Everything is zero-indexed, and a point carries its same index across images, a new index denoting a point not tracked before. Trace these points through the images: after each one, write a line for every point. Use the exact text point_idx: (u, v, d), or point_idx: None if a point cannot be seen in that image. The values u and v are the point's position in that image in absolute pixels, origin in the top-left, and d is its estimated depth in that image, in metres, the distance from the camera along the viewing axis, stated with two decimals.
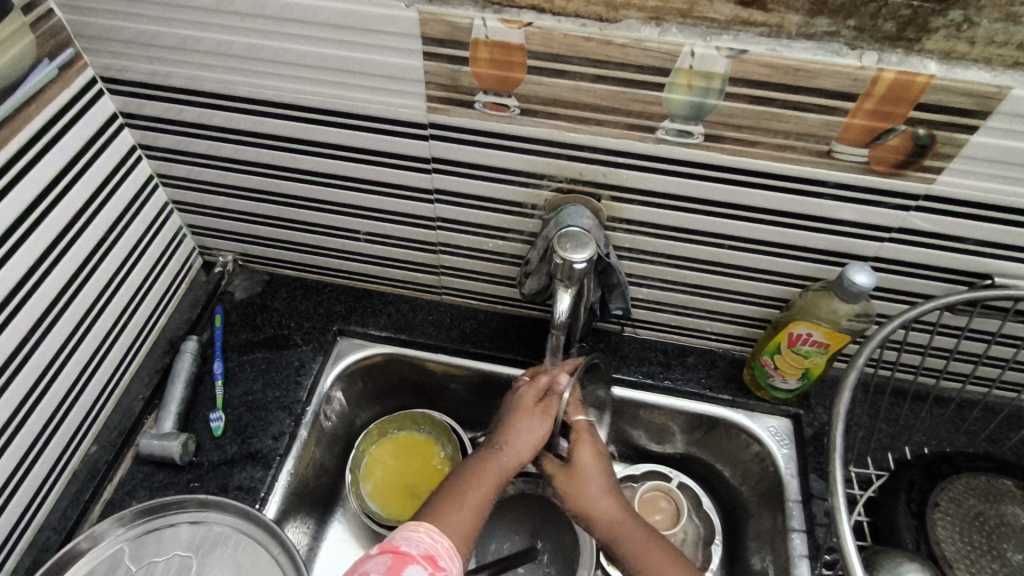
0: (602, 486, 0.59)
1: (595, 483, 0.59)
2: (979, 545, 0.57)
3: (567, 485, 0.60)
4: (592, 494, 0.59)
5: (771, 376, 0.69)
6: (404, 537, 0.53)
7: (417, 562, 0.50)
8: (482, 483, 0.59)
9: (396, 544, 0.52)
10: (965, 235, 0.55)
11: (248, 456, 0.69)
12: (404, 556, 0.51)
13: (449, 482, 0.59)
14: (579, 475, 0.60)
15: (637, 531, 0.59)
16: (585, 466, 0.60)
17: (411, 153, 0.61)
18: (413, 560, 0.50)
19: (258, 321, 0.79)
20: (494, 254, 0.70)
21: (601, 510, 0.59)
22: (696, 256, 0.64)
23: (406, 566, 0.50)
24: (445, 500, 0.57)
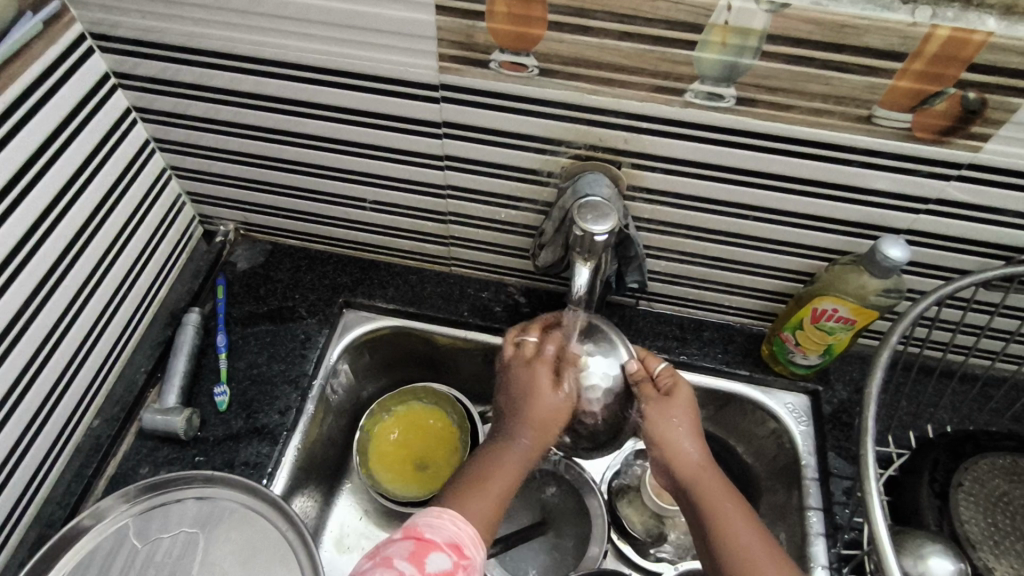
0: (688, 427, 0.58)
1: (684, 426, 0.58)
2: (1004, 526, 0.55)
3: (659, 409, 0.58)
4: (678, 434, 0.57)
5: (791, 352, 0.67)
6: (427, 521, 0.51)
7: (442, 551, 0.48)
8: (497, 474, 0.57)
9: (421, 528, 0.50)
10: (1007, 207, 0.52)
11: (253, 430, 0.67)
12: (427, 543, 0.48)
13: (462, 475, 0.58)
14: (674, 406, 0.58)
15: (719, 491, 0.55)
16: (679, 404, 0.58)
17: (421, 117, 0.58)
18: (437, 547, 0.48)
19: (262, 292, 0.76)
20: (507, 224, 0.68)
21: (683, 459, 0.57)
22: (719, 228, 0.61)
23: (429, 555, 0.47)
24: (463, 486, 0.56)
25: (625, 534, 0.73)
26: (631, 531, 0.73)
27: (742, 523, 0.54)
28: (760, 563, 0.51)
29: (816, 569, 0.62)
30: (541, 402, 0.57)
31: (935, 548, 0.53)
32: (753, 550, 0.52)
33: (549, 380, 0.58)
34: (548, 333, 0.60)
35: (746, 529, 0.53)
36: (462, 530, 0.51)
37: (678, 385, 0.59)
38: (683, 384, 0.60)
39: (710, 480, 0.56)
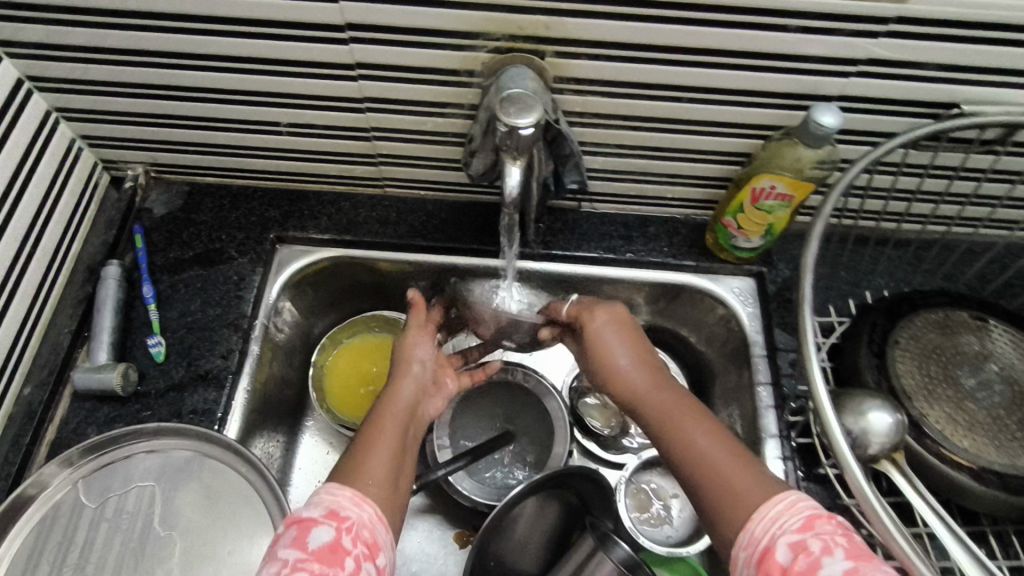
0: (624, 350, 0.59)
1: (624, 351, 0.59)
2: (936, 376, 0.58)
3: (593, 329, 0.60)
4: (612, 354, 0.59)
5: (733, 237, 0.67)
6: (310, 502, 0.45)
7: (333, 525, 0.42)
8: (387, 440, 0.52)
9: (298, 513, 0.44)
10: (934, 61, 0.52)
11: (197, 377, 0.64)
12: (305, 522, 0.42)
13: (351, 452, 0.51)
14: (600, 326, 0.60)
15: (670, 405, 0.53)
16: (604, 333, 0.60)
17: (323, 20, 0.53)
18: (318, 522, 0.42)
19: (186, 236, 0.72)
20: (434, 134, 0.64)
21: (626, 377, 0.57)
22: (653, 115, 0.59)
23: (311, 532, 0.41)
24: (358, 458, 0.50)
25: (588, 432, 0.78)
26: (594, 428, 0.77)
27: (711, 442, 0.49)
28: (733, 481, 0.46)
29: (768, 439, 0.65)
30: (404, 378, 0.59)
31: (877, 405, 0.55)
32: (715, 455, 0.48)
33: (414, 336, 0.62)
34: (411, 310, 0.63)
35: (699, 440, 0.49)
36: (343, 497, 0.45)
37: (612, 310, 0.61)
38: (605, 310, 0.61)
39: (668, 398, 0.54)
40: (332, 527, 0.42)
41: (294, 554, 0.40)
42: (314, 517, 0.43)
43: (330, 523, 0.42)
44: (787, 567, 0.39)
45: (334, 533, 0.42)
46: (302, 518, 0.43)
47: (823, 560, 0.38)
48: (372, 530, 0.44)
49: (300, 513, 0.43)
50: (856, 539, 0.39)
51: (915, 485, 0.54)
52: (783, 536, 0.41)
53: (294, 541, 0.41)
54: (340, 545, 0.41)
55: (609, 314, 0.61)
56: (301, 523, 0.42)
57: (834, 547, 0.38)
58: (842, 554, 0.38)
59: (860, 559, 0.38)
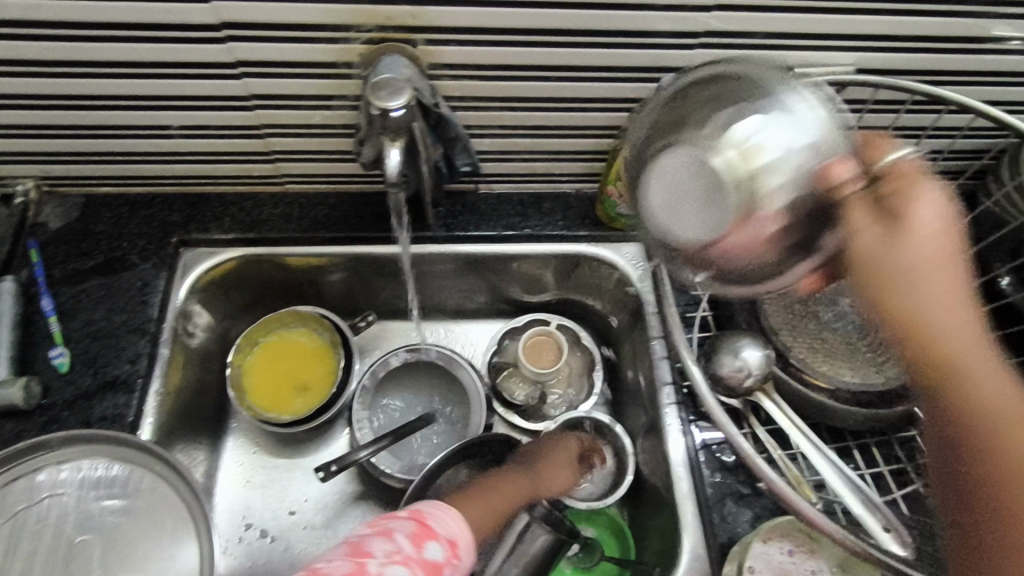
0: (871, 317, 0.51)
1: (860, 319, 0.50)
2: (800, 313, 0.65)
3: (838, 291, 0.50)
4: None
5: (617, 205, 0.72)
6: (434, 512, 0.55)
7: (439, 540, 0.52)
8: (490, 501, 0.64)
9: (425, 514, 0.54)
10: (762, 30, 0.58)
11: (105, 384, 0.64)
12: (429, 527, 0.53)
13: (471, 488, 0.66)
14: (844, 286, 0.51)
15: (954, 373, 0.47)
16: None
17: (196, 20, 0.54)
18: (437, 535, 0.52)
19: (84, 247, 0.71)
20: (325, 127, 0.66)
21: (902, 341, 0.50)
22: (527, 95, 0.63)
23: (429, 541, 0.51)
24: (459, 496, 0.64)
25: (509, 404, 0.82)
26: (512, 401, 0.82)
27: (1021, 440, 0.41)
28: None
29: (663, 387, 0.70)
30: (499, 496, 0.65)
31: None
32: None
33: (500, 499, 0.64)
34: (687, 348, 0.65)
35: (935, 408, 0.49)
36: (458, 526, 0.55)
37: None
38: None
39: (923, 361, 0.49)
40: (441, 545, 0.52)
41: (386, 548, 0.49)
42: (433, 531, 0.53)
43: (413, 522, 0.53)
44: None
45: (444, 556, 0.52)
46: (425, 526, 0.53)
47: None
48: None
49: (426, 518, 0.54)
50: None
51: (784, 413, 0.61)
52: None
53: (411, 534, 0.51)
54: (444, 568, 0.51)
55: (835, 277, 0.52)
56: (424, 526, 0.52)
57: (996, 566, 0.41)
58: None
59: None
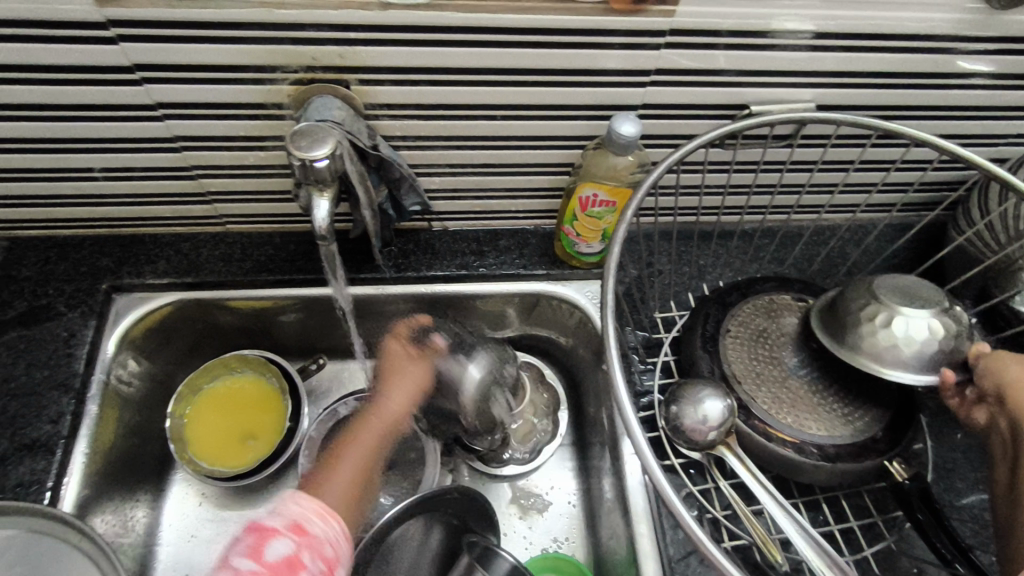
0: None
1: None
2: (764, 359, 0.61)
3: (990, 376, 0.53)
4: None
5: (576, 244, 0.69)
6: (280, 508, 0.52)
7: (284, 537, 0.49)
8: (356, 452, 0.67)
9: (262, 522, 0.50)
10: (715, 67, 0.55)
11: (23, 447, 0.60)
12: (267, 531, 0.49)
13: (331, 454, 0.68)
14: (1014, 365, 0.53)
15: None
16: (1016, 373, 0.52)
17: (105, 62, 0.50)
18: (278, 533, 0.49)
19: (6, 295, 0.67)
20: (260, 168, 0.62)
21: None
22: (473, 133, 0.59)
23: (267, 543, 0.48)
24: (331, 466, 0.66)
25: (471, 448, 0.79)
26: (475, 444, 0.78)
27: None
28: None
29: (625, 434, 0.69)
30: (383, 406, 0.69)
31: (883, 302, 0.54)
32: None
33: (415, 369, 0.69)
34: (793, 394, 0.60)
35: None
36: (305, 510, 0.52)
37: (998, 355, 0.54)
38: (1003, 353, 0.54)
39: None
40: (288, 540, 0.49)
41: (251, 565, 0.47)
42: (278, 529, 0.49)
43: (290, 535, 0.49)
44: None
45: (294, 547, 0.49)
46: (262, 526, 0.50)
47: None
48: (332, 550, 0.51)
49: (263, 522, 0.50)
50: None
51: (748, 466, 0.56)
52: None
53: (249, 551, 0.48)
54: (299, 560, 0.48)
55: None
56: (262, 531, 0.49)
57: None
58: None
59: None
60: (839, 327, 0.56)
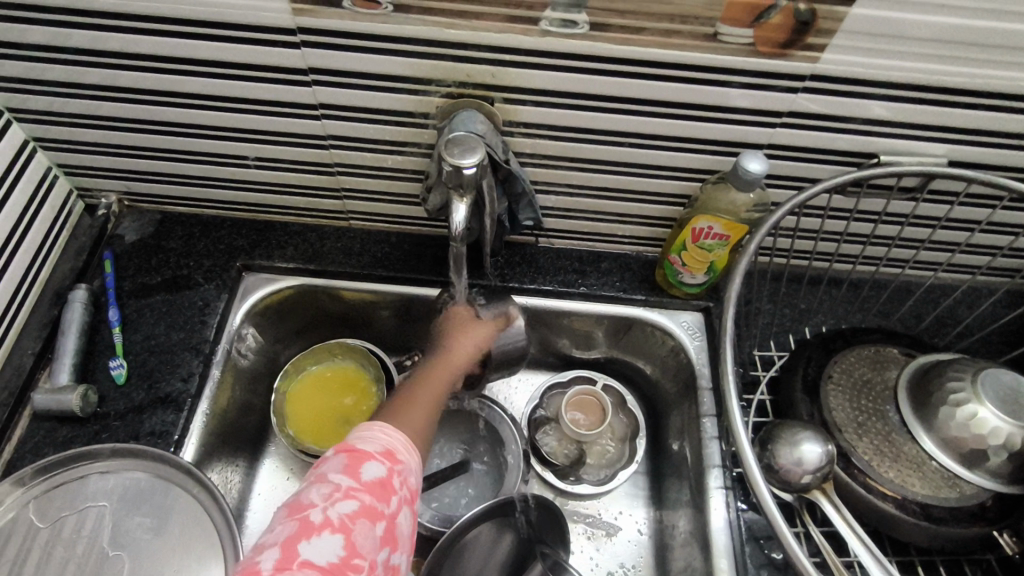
0: None
1: None
2: (867, 409, 0.60)
3: None
4: None
5: (680, 273, 0.70)
6: (363, 436, 0.49)
7: (375, 457, 0.46)
8: (426, 393, 0.61)
9: (352, 443, 0.48)
10: (848, 115, 0.56)
11: (157, 400, 0.66)
12: (358, 454, 0.46)
13: (398, 398, 0.60)
14: None
15: None
16: None
17: (285, 64, 0.56)
18: (369, 456, 0.46)
19: (154, 263, 0.74)
20: (395, 171, 0.67)
21: None
22: (598, 157, 0.62)
23: (362, 465, 0.46)
24: (404, 406, 0.58)
25: (546, 462, 0.79)
26: (551, 459, 0.79)
27: None
28: None
29: (712, 468, 0.68)
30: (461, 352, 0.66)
31: (978, 400, 0.53)
32: None
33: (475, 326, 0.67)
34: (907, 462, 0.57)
35: None
36: (393, 437, 0.49)
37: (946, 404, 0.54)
38: None
39: None
40: (380, 461, 0.46)
41: (347, 481, 0.44)
42: (371, 452, 0.47)
43: (385, 461, 0.47)
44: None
45: (386, 472, 0.46)
46: (355, 450, 0.47)
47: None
48: (416, 477, 0.49)
49: (354, 445, 0.47)
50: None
51: (844, 513, 0.54)
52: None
53: (345, 469, 0.45)
54: (390, 483, 0.46)
55: None
56: (353, 454, 0.46)
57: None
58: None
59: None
60: (925, 411, 0.57)
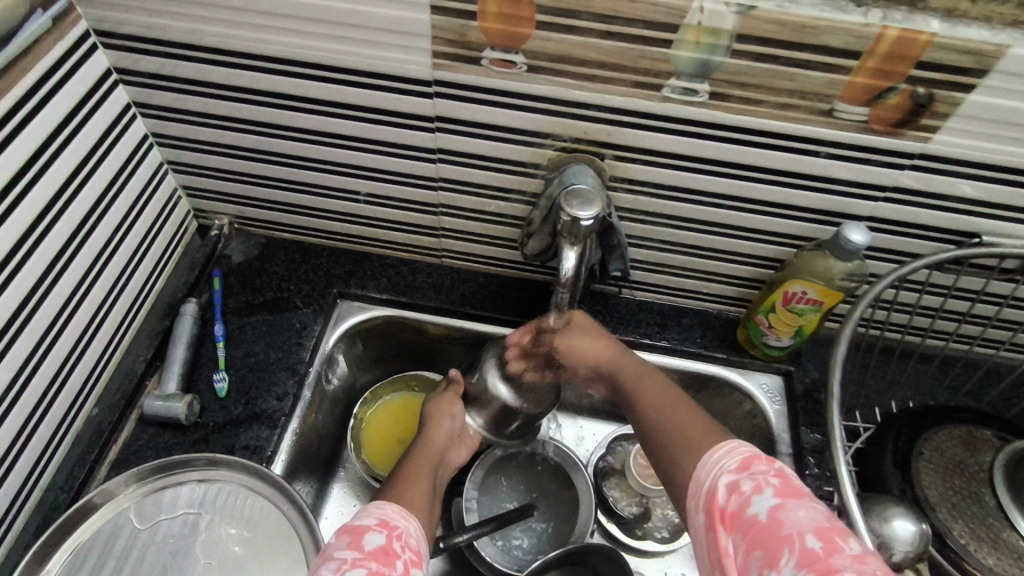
0: None
1: None
2: (961, 490, 0.59)
3: None
4: None
5: (765, 335, 0.71)
6: (360, 514, 0.50)
7: (376, 529, 0.47)
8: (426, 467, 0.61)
9: (351, 522, 0.48)
10: (955, 194, 0.57)
11: (252, 415, 0.69)
12: (359, 528, 0.47)
13: (395, 470, 0.60)
14: None
15: None
16: None
17: (415, 111, 0.61)
18: (367, 527, 0.47)
19: (257, 284, 0.78)
20: (496, 215, 0.71)
21: None
22: (696, 217, 0.65)
23: (363, 534, 0.46)
24: (401, 475, 0.58)
25: (612, 514, 0.77)
26: (617, 511, 0.77)
27: None
28: None
29: None
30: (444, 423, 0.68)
31: None
32: None
33: (451, 407, 0.69)
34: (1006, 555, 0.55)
35: None
36: (388, 508, 0.50)
37: (573, 318, 0.66)
38: None
39: None
40: (381, 532, 0.47)
41: (352, 554, 0.44)
42: (368, 525, 0.48)
43: (382, 531, 0.47)
44: (724, 508, 0.44)
45: (386, 539, 0.47)
46: (355, 526, 0.47)
47: (752, 499, 0.42)
48: (417, 540, 0.49)
49: (352, 523, 0.48)
50: (790, 480, 0.43)
51: None
52: (721, 475, 0.45)
53: (347, 544, 0.45)
54: (392, 549, 0.46)
55: None
56: (351, 529, 0.47)
57: (765, 487, 0.43)
58: (771, 493, 0.42)
59: (788, 496, 0.42)
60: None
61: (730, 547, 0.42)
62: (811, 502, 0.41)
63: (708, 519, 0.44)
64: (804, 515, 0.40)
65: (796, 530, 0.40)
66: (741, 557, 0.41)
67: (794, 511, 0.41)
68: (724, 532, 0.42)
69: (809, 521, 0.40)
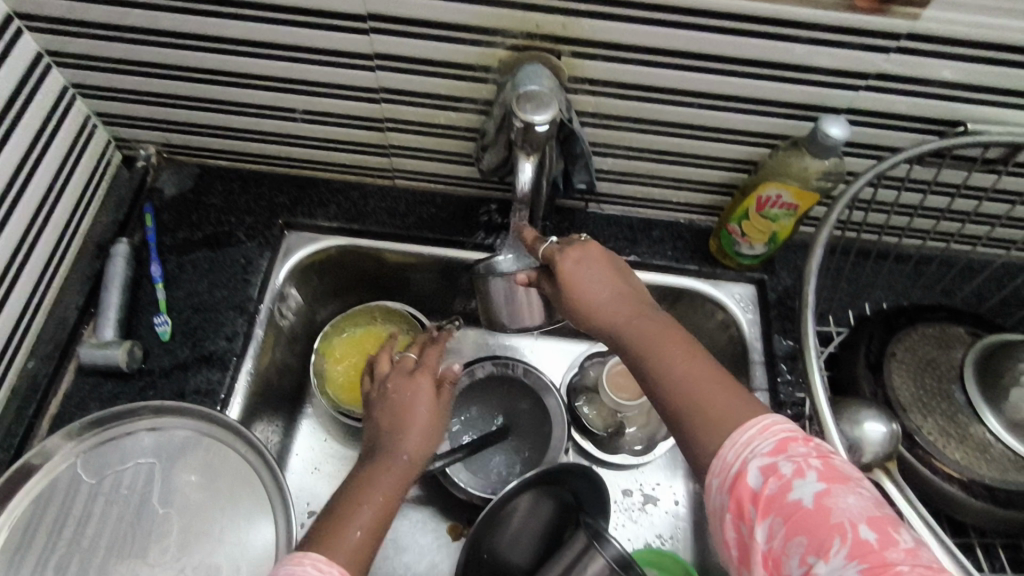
0: None
1: None
2: (933, 388, 0.58)
3: None
4: None
5: (737, 243, 0.68)
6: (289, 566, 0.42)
7: None
8: (375, 487, 0.50)
9: None
10: (941, 79, 0.53)
11: (201, 358, 0.65)
12: None
13: (341, 493, 0.50)
14: None
15: None
16: None
17: (345, 10, 0.53)
18: None
19: (195, 218, 0.72)
20: (448, 128, 0.65)
21: None
22: (665, 118, 0.59)
23: None
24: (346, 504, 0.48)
25: (586, 432, 0.77)
26: (590, 427, 0.76)
27: None
28: None
29: None
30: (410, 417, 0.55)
31: None
32: None
33: (422, 383, 0.57)
34: (970, 449, 0.55)
35: None
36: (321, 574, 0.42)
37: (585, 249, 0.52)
38: None
39: None
40: None
41: None
42: None
43: None
44: (756, 490, 0.38)
45: None
46: None
47: (793, 483, 0.37)
48: None
49: None
50: (834, 461, 0.38)
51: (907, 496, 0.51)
52: (753, 458, 0.39)
53: None
54: None
55: None
56: None
57: (806, 469, 0.37)
58: (815, 477, 0.37)
59: (834, 480, 0.37)
60: (993, 391, 0.55)
61: (761, 531, 0.37)
62: (859, 487, 0.36)
63: (733, 501, 0.39)
64: (853, 504, 0.36)
65: (847, 520, 0.35)
66: (777, 544, 0.37)
67: (842, 497, 0.36)
68: (756, 518, 0.38)
69: (860, 510, 0.36)
